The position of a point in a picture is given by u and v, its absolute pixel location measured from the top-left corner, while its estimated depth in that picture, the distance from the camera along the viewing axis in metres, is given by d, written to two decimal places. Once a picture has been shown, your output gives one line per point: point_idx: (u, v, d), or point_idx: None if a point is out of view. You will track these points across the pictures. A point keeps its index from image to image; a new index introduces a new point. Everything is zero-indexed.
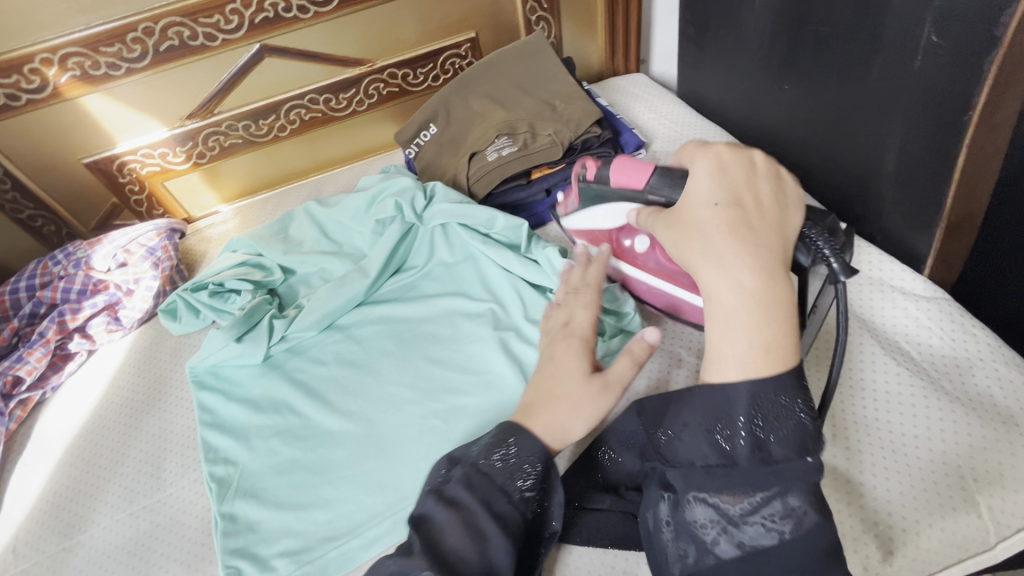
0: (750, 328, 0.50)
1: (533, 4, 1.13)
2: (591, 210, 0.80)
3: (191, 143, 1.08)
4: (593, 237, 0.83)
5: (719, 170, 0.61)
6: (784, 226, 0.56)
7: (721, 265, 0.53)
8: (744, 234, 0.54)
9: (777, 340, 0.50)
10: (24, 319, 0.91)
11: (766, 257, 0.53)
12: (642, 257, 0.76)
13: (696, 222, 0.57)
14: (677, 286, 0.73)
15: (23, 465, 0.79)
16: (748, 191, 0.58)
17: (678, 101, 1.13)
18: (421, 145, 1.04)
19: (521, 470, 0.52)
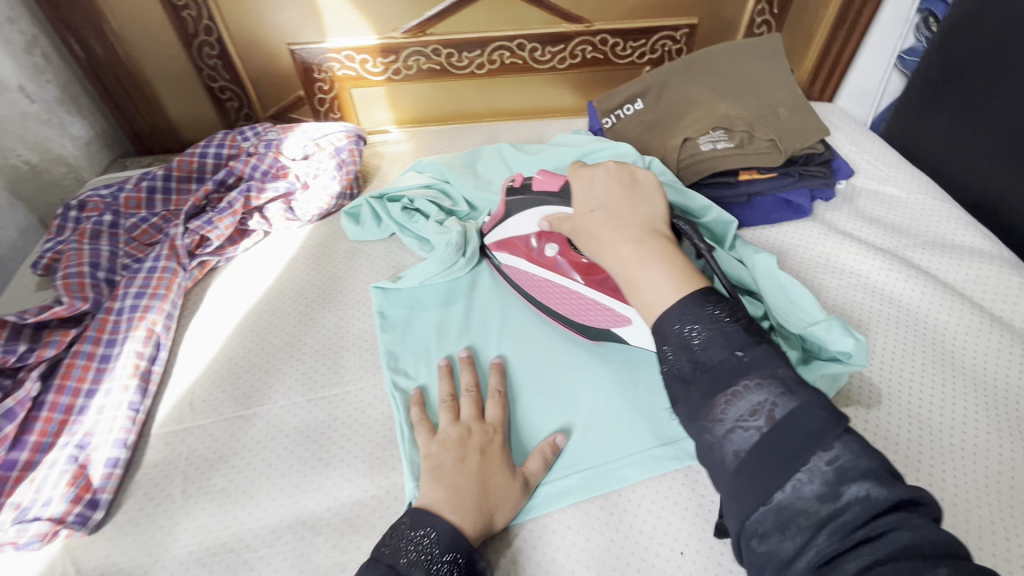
0: (654, 266, 0.56)
1: (764, 6, 1.10)
2: (513, 216, 0.77)
3: (394, 56, 1.07)
4: (510, 245, 0.79)
5: (595, 171, 0.66)
6: (642, 203, 0.62)
7: (623, 255, 0.58)
8: (620, 226, 0.60)
9: (678, 278, 0.55)
10: (214, 184, 0.92)
11: (646, 239, 0.58)
12: (552, 265, 0.74)
13: (603, 214, 0.62)
14: (573, 280, 0.73)
15: (197, 326, 0.79)
16: (624, 193, 0.64)
17: (881, 143, 1.09)
18: (622, 117, 1.01)
19: (440, 563, 0.52)
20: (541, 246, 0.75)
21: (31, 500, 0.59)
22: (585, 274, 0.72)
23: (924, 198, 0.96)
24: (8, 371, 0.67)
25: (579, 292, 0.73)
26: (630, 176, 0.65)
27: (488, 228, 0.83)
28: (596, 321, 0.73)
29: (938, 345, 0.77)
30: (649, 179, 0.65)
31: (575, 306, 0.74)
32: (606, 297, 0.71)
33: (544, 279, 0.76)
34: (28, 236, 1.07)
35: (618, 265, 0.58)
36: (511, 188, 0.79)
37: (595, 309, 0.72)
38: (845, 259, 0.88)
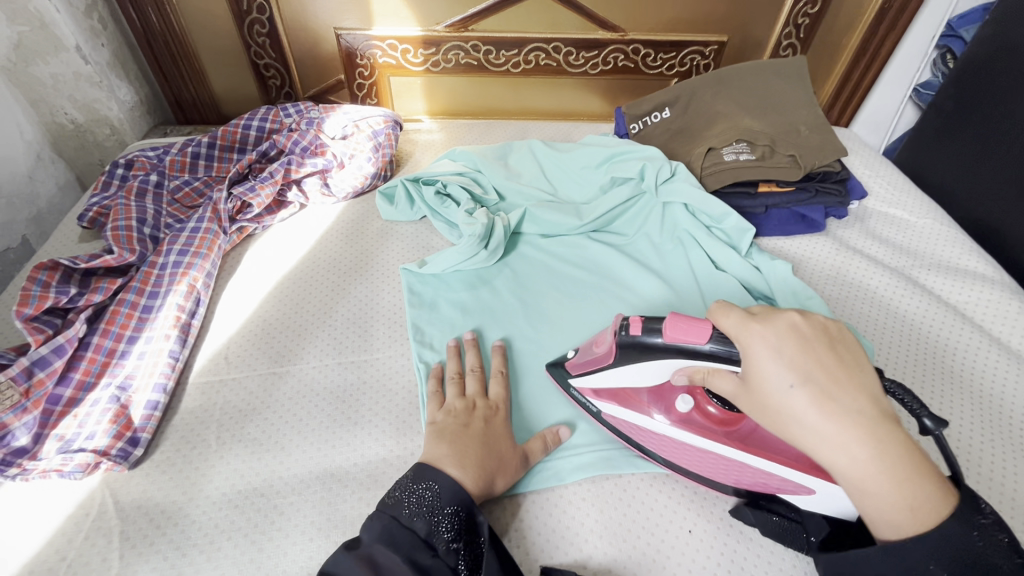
0: (895, 480, 0.45)
1: (791, 29, 1.15)
2: (635, 367, 0.60)
3: (434, 49, 1.12)
4: (617, 397, 0.66)
5: (774, 332, 0.49)
6: (859, 376, 0.48)
7: (859, 461, 0.46)
8: (836, 407, 0.46)
9: (923, 498, 0.45)
10: (257, 155, 0.96)
11: (881, 435, 0.45)
12: (682, 419, 0.63)
13: (790, 399, 0.47)
14: (725, 445, 0.60)
15: (233, 288, 0.82)
16: (833, 360, 0.48)
17: (895, 170, 1.13)
18: (648, 124, 1.07)
19: (442, 516, 0.54)
20: (667, 402, 0.64)
21: (75, 433, 0.63)
22: (738, 439, 0.61)
23: (933, 222, 1.01)
24: (57, 312, 0.70)
25: (739, 459, 0.60)
26: (827, 336, 0.50)
27: (574, 366, 0.68)
28: (762, 491, 0.60)
29: (937, 358, 0.81)
30: (844, 332, 0.51)
31: (713, 470, 0.62)
32: (766, 462, 0.58)
33: (661, 435, 0.64)
34: (67, 193, 1.11)
35: (840, 457, 0.46)
36: (626, 335, 0.60)
37: (749, 476, 0.60)
38: (854, 273, 0.92)
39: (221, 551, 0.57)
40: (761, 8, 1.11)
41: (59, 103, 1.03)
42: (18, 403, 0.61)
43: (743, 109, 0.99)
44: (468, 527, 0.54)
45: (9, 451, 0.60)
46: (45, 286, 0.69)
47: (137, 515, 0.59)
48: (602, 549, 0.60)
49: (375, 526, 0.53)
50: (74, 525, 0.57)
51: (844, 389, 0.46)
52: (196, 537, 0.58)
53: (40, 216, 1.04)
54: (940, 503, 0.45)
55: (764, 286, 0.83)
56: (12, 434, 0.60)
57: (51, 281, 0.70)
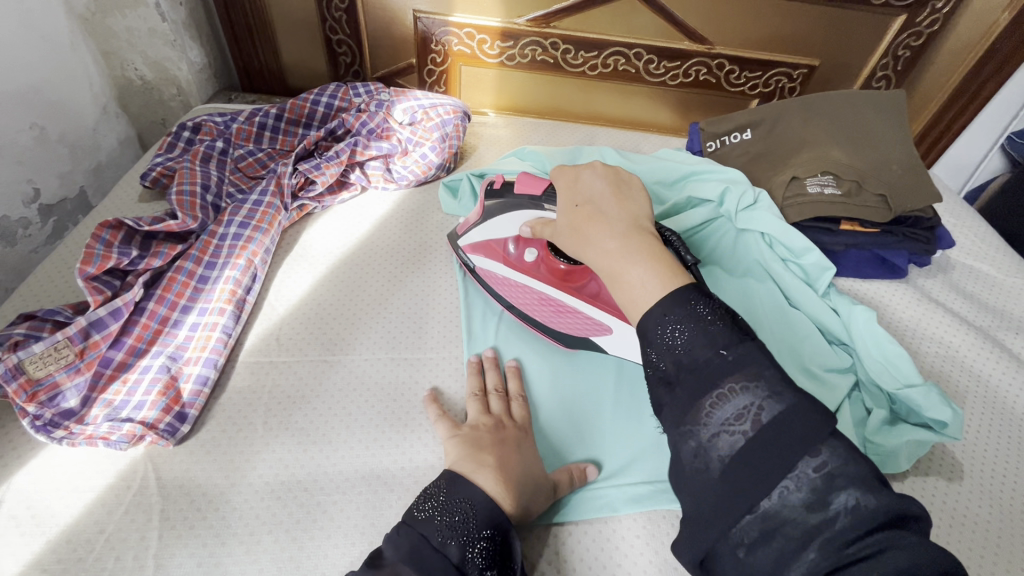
0: (640, 262, 0.47)
1: (888, 61, 1.09)
2: (499, 219, 0.73)
3: (512, 42, 1.08)
4: (487, 248, 0.77)
5: (584, 177, 0.56)
6: (630, 204, 0.53)
7: (607, 254, 0.49)
8: (607, 220, 0.51)
9: (666, 273, 0.46)
10: (325, 133, 0.93)
11: (633, 236, 0.49)
12: (528, 269, 0.74)
13: (588, 208, 0.53)
14: (552, 286, 0.73)
15: (288, 265, 0.80)
16: (611, 195, 0.54)
17: (985, 223, 1.06)
18: (726, 144, 1.02)
19: (477, 542, 0.49)
20: (520, 252, 0.75)
21: (124, 401, 0.61)
22: (585, 295, 0.72)
23: (1022, 284, 0.94)
24: (116, 273, 0.68)
25: (571, 306, 0.72)
26: (615, 179, 0.56)
27: (463, 228, 0.79)
28: (579, 331, 0.72)
29: (1023, 432, 0.75)
30: (636, 181, 0.57)
31: (549, 316, 0.73)
32: (592, 307, 0.70)
33: (509, 279, 0.75)
34: (126, 147, 1.10)
35: (601, 255, 0.49)
36: (493, 191, 0.73)
37: (576, 322, 0.72)
38: (934, 327, 0.86)
39: (261, 545, 0.54)
40: (860, 32, 1.05)
41: (131, 58, 1.03)
42: (72, 363, 0.60)
43: (834, 139, 0.93)
44: (501, 553, 0.49)
45: (57, 413, 0.58)
46: (108, 245, 0.67)
47: (177, 495, 0.56)
48: None
49: (401, 544, 0.48)
50: (114, 497, 0.56)
51: (616, 208, 0.52)
52: (237, 527, 0.55)
53: (99, 168, 1.03)
54: (676, 276, 0.46)
55: (843, 332, 0.78)
56: (63, 395, 0.59)
57: (113, 241, 0.68)
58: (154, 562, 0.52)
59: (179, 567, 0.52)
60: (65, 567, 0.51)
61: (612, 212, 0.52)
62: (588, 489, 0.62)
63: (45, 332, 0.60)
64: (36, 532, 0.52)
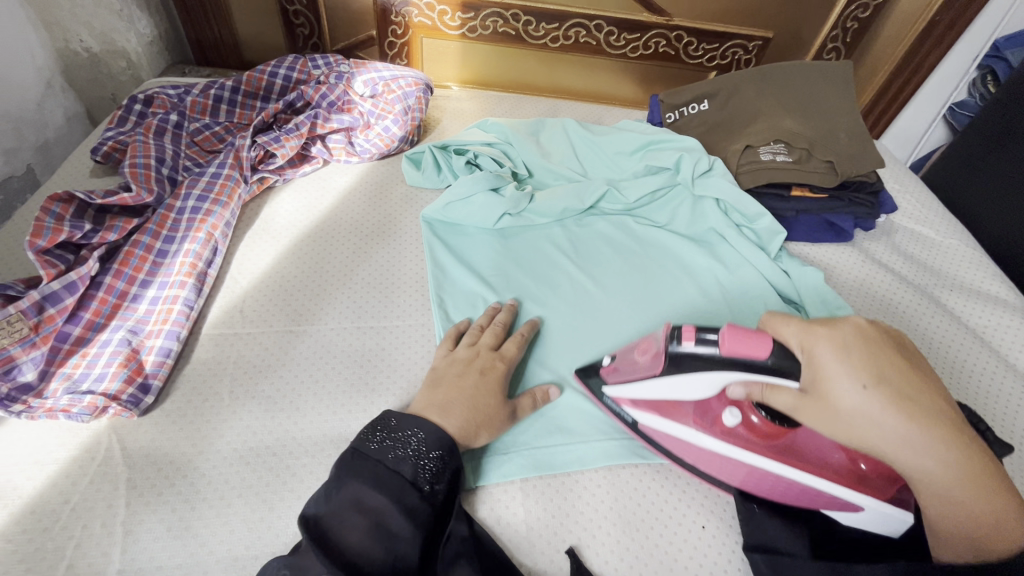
0: (960, 484, 0.45)
1: (838, 33, 1.13)
2: (684, 374, 0.56)
3: (473, 13, 1.08)
4: (656, 406, 0.62)
5: (840, 337, 0.48)
6: (927, 378, 0.49)
7: (938, 467, 0.45)
8: (907, 403, 0.46)
9: (985, 489, 0.45)
10: (284, 105, 0.92)
11: (952, 435, 0.45)
12: (721, 424, 0.59)
13: (896, 409, 0.46)
14: (769, 460, 0.56)
15: (253, 239, 0.80)
16: (896, 362, 0.48)
17: (925, 188, 1.13)
18: (685, 114, 1.04)
19: (429, 460, 0.55)
20: (713, 414, 0.60)
21: (84, 373, 0.60)
22: (785, 454, 0.56)
23: (958, 244, 1.00)
24: (69, 247, 0.66)
25: (774, 471, 0.56)
26: (879, 334, 0.51)
27: (613, 374, 0.65)
28: (805, 500, 0.57)
29: (955, 378, 0.81)
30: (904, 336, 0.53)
31: (727, 468, 0.59)
32: (809, 477, 0.54)
33: (693, 442, 0.60)
34: (74, 124, 1.06)
35: (916, 458, 0.45)
36: (675, 347, 0.56)
37: (778, 485, 0.57)
38: (880, 287, 0.91)
39: (231, 508, 0.55)
40: (812, 4, 1.08)
41: (74, 29, 0.99)
42: (27, 337, 0.59)
43: (785, 109, 0.96)
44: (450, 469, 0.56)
45: (14, 386, 0.58)
46: (59, 218, 0.66)
47: (145, 464, 0.57)
48: (613, 535, 0.59)
49: (359, 469, 0.53)
50: (79, 468, 0.55)
51: (917, 387, 0.47)
52: (206, 492, 0.56)
53: (46, 146, 0.99)
54: (1000, 499, 0.45)
55: (792, 291, 0.82)
56: (19, 369, 0.58)
57: (65, 214, 0.67)
58: (123, 528, 0.52)
59: (149, 533, 0.53)
60: (31, 538, 0.51)
61: (915, 396, 0.46)
62: (554, 447, 0.65)
63: None
64: None
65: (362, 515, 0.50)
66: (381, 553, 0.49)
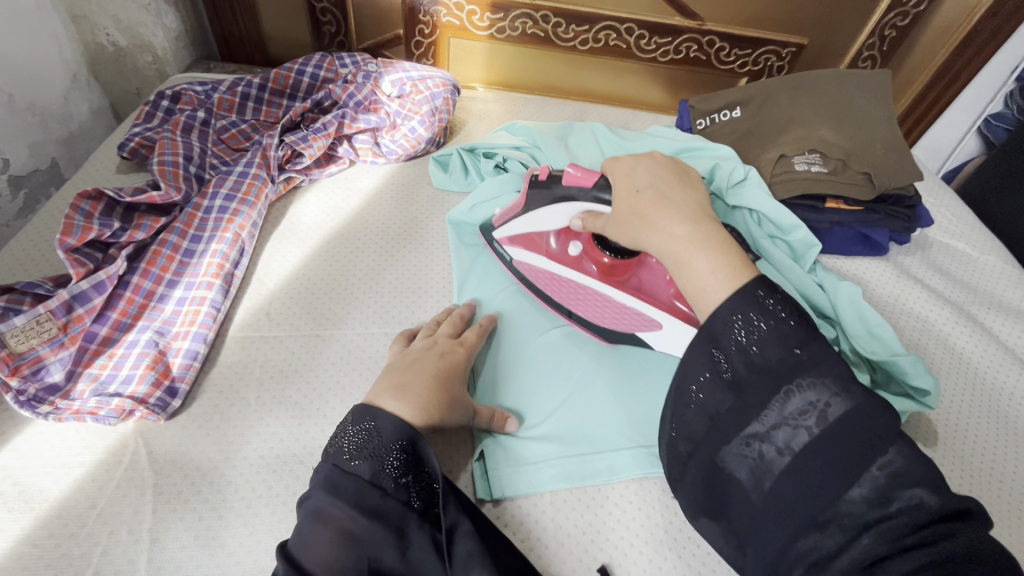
0: (708, 250, 0.52)
1: (874, 40, 1.10)
2: (538, 212, 0.71)
3: (502, 14, 1.07)
4: (526, 241, 0.75)
5: (638, 159, 0.64)
6: (692, 193, 0.60)
7: (678, 236, 0.54)
8: (668, 203, 0.57)
9: (734, 265, 0.51)
10: (311, 104, 0.91)
11: (700, 220, 0.56)
12: (574, 261, 0.73)
13: (651, 196, 0.58)
14: (596, 279, 0.72)
15: (278, 239, 0.79)
16: (672, 183, 0.61)
17: (960, 202, 1.10)
18: (716, 122, 1.02)
19: (389, 454, 0.49)
20: (563, 245, 0.74)
21: (110, 375, 0.60)
22: (635, 288, 0.72)
23: (996, 262, 0.97)
24: (97, 245, 0.65)
25: (609, 296, 0.71)
26: (677, 170, 0.64)
27: (500, 219, 0.76)
28: (627, 325, 0.71)
29: (997, 404, 0.78)
30: (690, 172, 0.66)
31: (591, 305, 0.73)
32: (636, 299, 0.70)
33: (553, 274, 0.74)
34: (99, 118, 1.06)
35: (667, 241, 0.55)
36: (537, 182, 0.70)
37: (612, 309, 0.71)
38: (916, 303, 0.89)
39: (258, 518, 0.54)
40: (849, 11, 1.06)
41: (102, 23, 0.98)
42: (56, 337, 0.58)
43: (822, 117, 0.94)
44: (416, 458, 0.50)
45: (41, 387, 0.57)
46: (88, 216, 0.65)
47: (171, 469, 0.56)
48: (647, 557, 0.57)
49: (318, 478, 0.49)
50: (105, 472, 0.54)
51: (678, 194, 0.59)
52: (232, 500, 0.55)
53: (71, 139, 0.99)
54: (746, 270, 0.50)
55: (827, 305, 0.79)
56: (47, 370, 0.57)
57: (93, 212, 0.66)
58: (150, 536, 0.51)
59: (175, 541, 0.52)
60: (57, 543, 0.50)
61: (676, 198, 0.59)
62: (584, 461, 0.62)
63: (25, 305, 0.58)
64: (24, 508, 0.51)
65: (324, 526, 0.45)
66: (350, 563, 0.43)
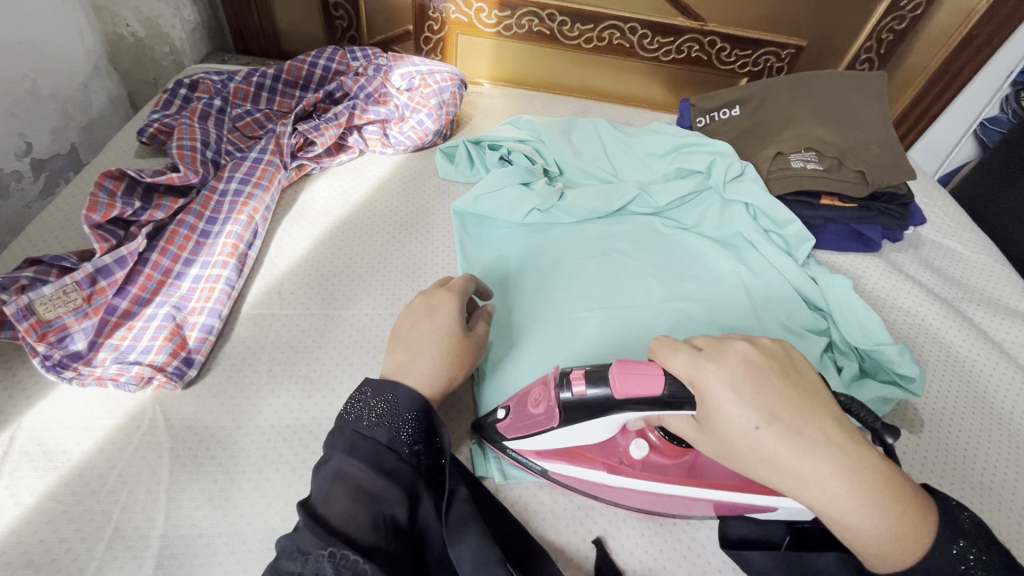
0: (873, 509, 0.42)
1: (871, 43, 1.13)
2: (590, 426, 0.54)
3: (509, 12, 1.10)
4: (564, 452, 0.59)
5: (728, 370, 0.45)
6: (820, 406, 0.45)
7: (837, 499, 0.42)
8: (803, 441, 0.43)
9: (901, 514, 0.43)
10: (323, 95, 0.94)
11: (856, 466, 0.43)
12: (632, 459, 0.58)
13: (806, 444, 0.43)
14: (651, 481, 0.56)
15: (290, 223, 0.82)
16: (785, 389, 0.44)
17: (954, 203, 1.12)
18: (716, 120, 1.05)
19: (404, 423, 0.53)
20: (617, 449, 0.59)
21: (130, 345, 0.63)
22: (690, 474, 0.57)
23: (985, 259, 1.00)
24: (119, 223, 0.69)
25: (695, 497, 0.56)
26: (772, 365, 0.46)
27: (509, 427, 0.59)
28: (704, 510, 0.58)
29: (979, 392, 0.81)
30: (790, 359, 0.48)
31: (663, 502, 0.58)
32: (723, 492, 0.55)
33: (611, 484, 0.58)
34: (117, 106, 1.09)
35: (823, 498, 0.43)
36: (572, 399, 0.53)
37: (693, 505, 0.57)
38: (905, 297, 0.92)
39: (269, 481, 0.57)
40: (847, 15, 1.09)
41: (122, 13, 1.02)
42: (81, 307, 0.61)
43: (818, 116, 0.96)
44: (429, 429, 0.54)
45: (66, 354, 0.60)
46: (111, 194, 0.68)
47: (187, 435, 0.59)
48: (637, 528, 0.60)
49: (338, 442, 0.52)
50: (125, 435, 0.57)
51: (809, 420, 0.44)
52: (245, 464, 0.57)
53: (90, 126, 1.02)
54: (921, 533, 0.43)
55: (818, 298, 0.82)
56: (71, 337, 0.60)
57: (117, 190, 0.69)
58: (167, 495, 0.54)
59: (190, 501, 0.54)
60: (80, 499, 0.53)
61: (813, 429, 0.43)
62: None
63: (51, 276, 0.61)
64: (49, 467, 0.54)
65: (344, 484, 0.48)
66: (370, 519, 0.46)
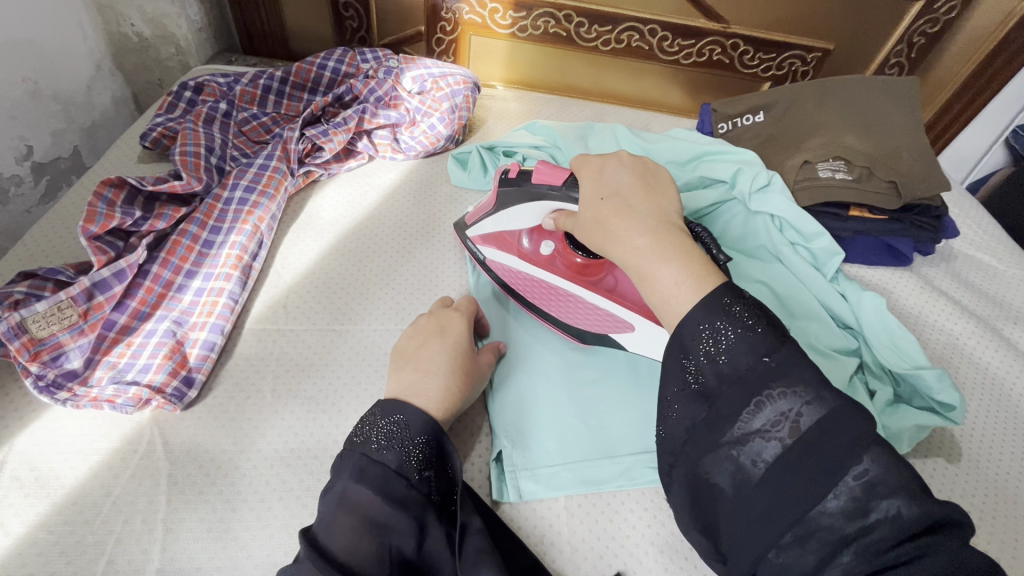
0: (673, 260, 0.47)
1: (901, 47, 1.09)
2: (510, 209, 0.69)
3: (524, 13, 1.06)
4: (499, 241, 0.74)
5: (597, 166, 0.57)
6: (658, 198, 0.54)
7: (639, 250, 0.49)
8: (634, 212, 0.51)
9: (698, 272, 0.46)
10: (332, 98, 0.91)
11: (662, 230, 0.49)
12: (546, 261, 0.72)
13: (615, 204, 0.52)
14: (567, 279, 0.70)
15: (296, 232, 0.79)
16: (636, 184, 0.54)
17: (987, 214, 1.07)
18: (739, 126, 1.01)
19: (414, 447, 0.49)
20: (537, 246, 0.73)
21: (128, 363, 0.60)
22: (598, 286, 0.70)
23: (1022, 275, 0.95)
24: (119, 234, 0.66)
25: (583, 296, 0.69)
26: (640, 170, 0.56)
27: (471, 218, 0.76)
28: (611, 332, 0.68)
29: (1021, 420, 0.76)
30: (660, 174, 0.57)
31: (569, 309, 0.70)
32: (609, 301, 0.68)
33: (524, 272, 0.72)
34: (121, 107, 1.06)
35: (631, 253, 0.49)
36: (505, 180, 0.68)
37: (594, 316, 0.69)
38: (939, 316, 0.87)
39: (272, 512, 0.54)
40: (877, 17, 1.04)
41: (127, 13, 0.99)
42: (76, 324, 0.59)
43: (847, 124, 0.92)
44: (441, 455, 0.50)
45: (60, 373, 0.57)
46: (111, 204, 0.65)
47: (186, 460, 0.56)
48: (661, 566, 0.56)
49: (345, 467, 0.47)
50: (120, 460, 0.54)
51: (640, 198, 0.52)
52: (246, 493, 0.54)
53: (93, 128, 0.99)
54: (710, 278, 0.46)
55: (850, 315, 0.78)
56: (66, 356, 0.58)
57: (116, 200, 0.66)
58: (164, 526, 0.51)
59: (188, 532, 0.51)
60: (72, 530, 0.50)
61: (640, 203, 0.52)
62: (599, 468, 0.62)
63: (46, 291, 0.59)
64: (40, 494, 0.51)
65: (349, 514, 0.44)
66: (374, 552, 0.43)
